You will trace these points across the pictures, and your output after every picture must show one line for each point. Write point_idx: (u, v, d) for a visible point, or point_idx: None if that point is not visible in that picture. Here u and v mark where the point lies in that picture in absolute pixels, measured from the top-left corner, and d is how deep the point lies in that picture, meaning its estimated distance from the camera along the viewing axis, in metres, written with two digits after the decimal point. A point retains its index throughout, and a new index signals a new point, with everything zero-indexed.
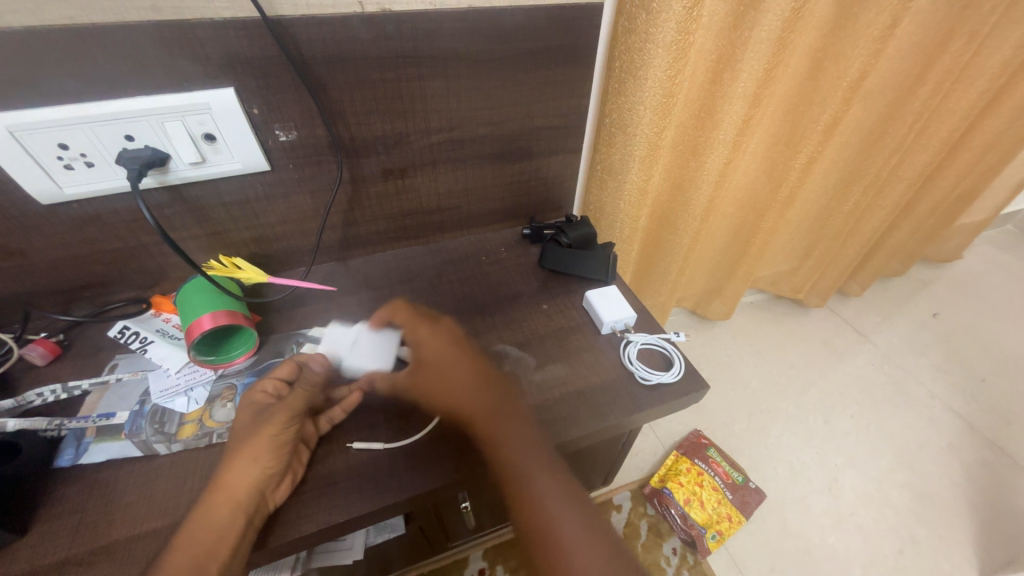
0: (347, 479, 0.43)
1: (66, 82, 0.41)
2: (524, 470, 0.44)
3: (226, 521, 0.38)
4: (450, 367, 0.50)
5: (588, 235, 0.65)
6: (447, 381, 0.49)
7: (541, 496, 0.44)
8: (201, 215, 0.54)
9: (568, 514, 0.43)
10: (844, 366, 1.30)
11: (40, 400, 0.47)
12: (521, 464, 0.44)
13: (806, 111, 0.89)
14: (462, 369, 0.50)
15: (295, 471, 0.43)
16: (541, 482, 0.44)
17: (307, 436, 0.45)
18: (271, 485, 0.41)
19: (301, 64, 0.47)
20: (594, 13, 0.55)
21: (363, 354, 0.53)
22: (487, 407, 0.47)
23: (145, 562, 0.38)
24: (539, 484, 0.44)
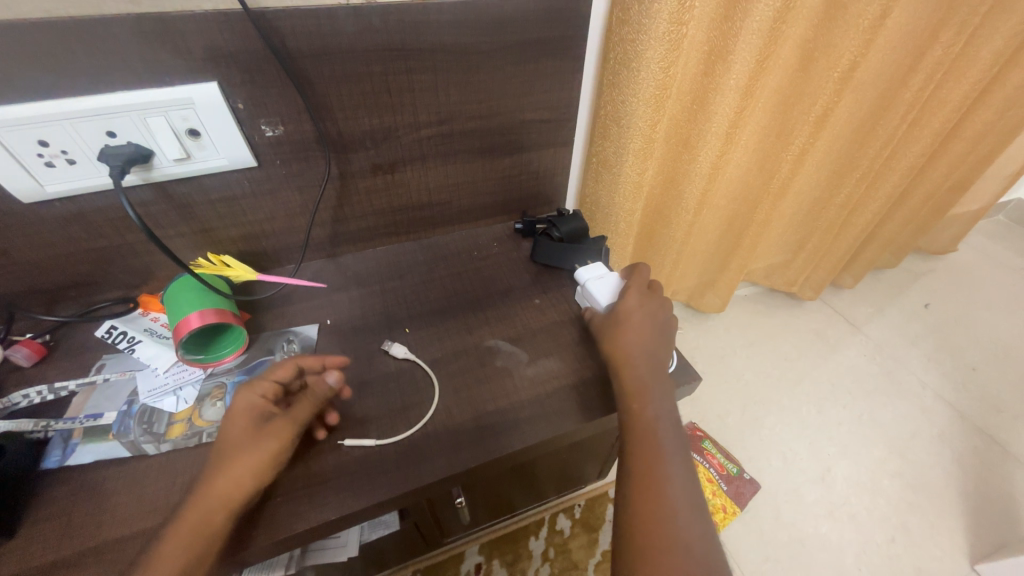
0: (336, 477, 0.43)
1: (43, 77, 0.40)
2: (655, 425, 0.45)
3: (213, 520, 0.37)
4: (626, 331, 0.51)
5: (578, 230, 0.65)
6: (617, 338, 0.51)
7: (664, 455, 0.44)
8: (187, 213, 0.54)
9: (683, 477, 0.43)
10: (837, 357, 1.31)
11: (26, 401, 0.47)
12: (655, 419, 0.45)
13: (798, 103, 0.89)
14: (635, 336, 0.51)
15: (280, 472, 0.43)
16: (666, 440, 0.44)
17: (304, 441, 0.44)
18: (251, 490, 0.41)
19: (286, 57, 0.46)
20: (583, 4, 0.55)
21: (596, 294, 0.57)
22: (642, 366, 0.49)
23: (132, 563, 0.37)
24: (665, 440, 0.44)
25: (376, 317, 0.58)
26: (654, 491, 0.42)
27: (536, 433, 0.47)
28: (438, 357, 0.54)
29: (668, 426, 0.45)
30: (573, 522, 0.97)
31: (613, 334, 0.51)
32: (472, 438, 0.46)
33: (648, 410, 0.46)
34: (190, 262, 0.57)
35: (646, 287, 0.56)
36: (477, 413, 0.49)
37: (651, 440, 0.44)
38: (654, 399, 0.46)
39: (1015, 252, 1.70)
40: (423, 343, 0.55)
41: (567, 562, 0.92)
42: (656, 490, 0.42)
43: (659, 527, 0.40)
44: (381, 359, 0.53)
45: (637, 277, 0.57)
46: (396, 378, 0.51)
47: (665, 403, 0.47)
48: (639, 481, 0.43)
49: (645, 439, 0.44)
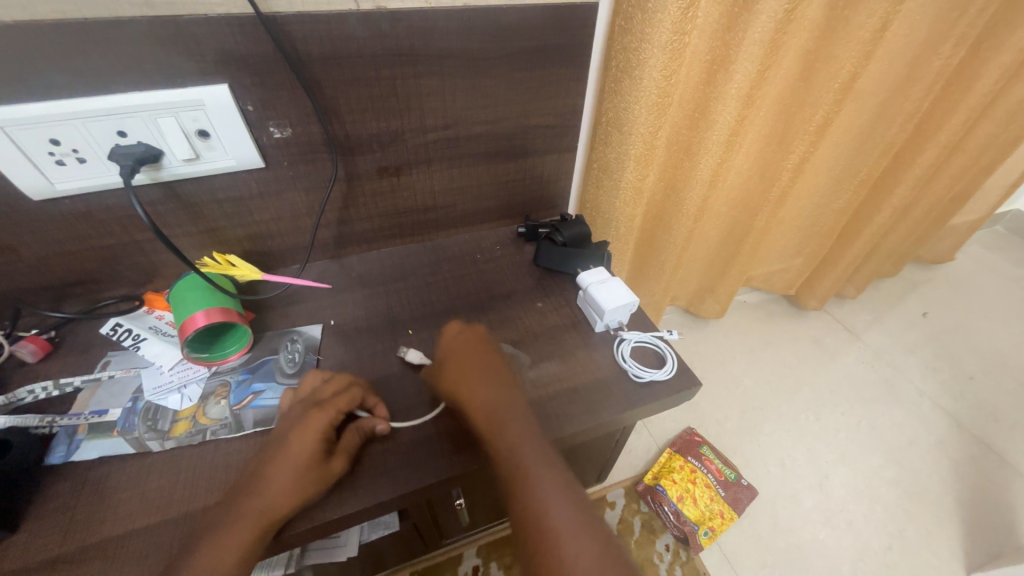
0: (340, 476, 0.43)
1: (57, 76, 0.41)
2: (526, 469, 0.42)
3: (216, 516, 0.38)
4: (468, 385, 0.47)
5: (582, 234, 0.65)
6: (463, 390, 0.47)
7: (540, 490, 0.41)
8: (195, 213, 0.54)
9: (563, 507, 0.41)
10: (835, 365, 1.32)
11: (31, 397, 0.47)
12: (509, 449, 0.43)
13: (799, 112, 0.90)
14: (480, 388, 0.47)
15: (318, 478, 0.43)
16: (541, 481, 0.42)
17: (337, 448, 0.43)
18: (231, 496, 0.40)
19: (296, 61, 0.47)
20: (590, 12, 0.55)
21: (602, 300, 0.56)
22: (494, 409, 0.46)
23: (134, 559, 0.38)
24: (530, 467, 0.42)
25: (380, 319, 0.59)
26: (541, 534, 0.39)
27: None
28: None
29: (539, 462, 0.43)
30: None
31: (466, 386, 0.47)
32: (474, 438, 0.47)
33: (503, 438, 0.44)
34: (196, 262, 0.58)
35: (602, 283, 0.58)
36: None
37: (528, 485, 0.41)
38: (523, 442, 0.43)
39: (1013, 262, 1.71)
40: (426, 345, 0.56)
41: None
42: (545, 533, 0.39)
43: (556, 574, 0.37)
44: (384, 359, 0.54)
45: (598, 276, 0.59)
46: (399, 379, 0.52)
47: (533, 441, 0.44)
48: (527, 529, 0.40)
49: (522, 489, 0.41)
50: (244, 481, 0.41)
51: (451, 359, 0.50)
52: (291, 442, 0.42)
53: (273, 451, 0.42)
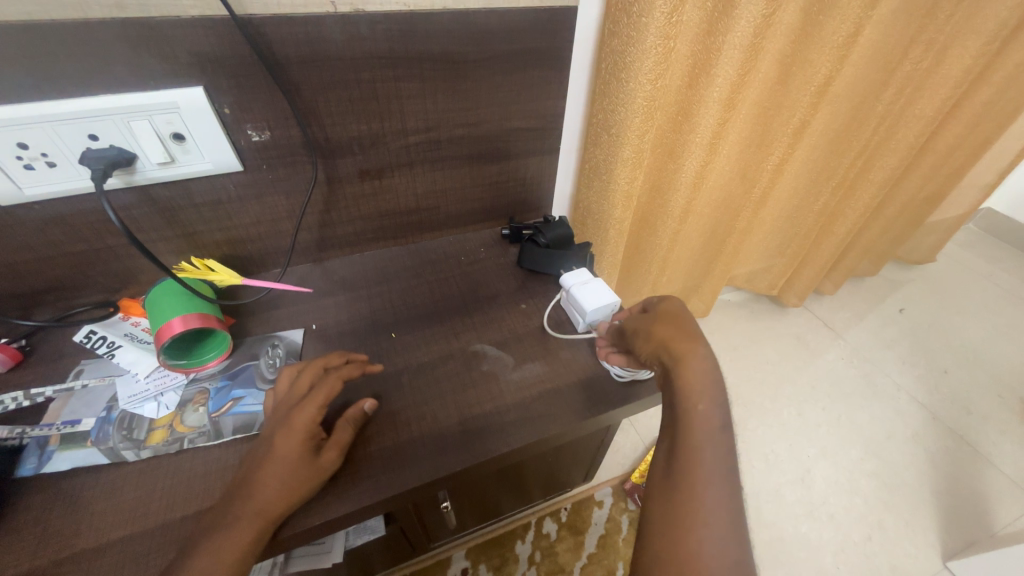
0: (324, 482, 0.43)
1: (24, 79, 0.40)
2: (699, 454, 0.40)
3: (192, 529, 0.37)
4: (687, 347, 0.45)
5: (564, 235, 0.66)
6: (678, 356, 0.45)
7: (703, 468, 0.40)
8: (171, 217, 0.53)
9: (722, 499, 0.39)
10: (816, 361, 1.35)
11: (0, 408, 0.46)
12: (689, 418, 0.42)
13: (777, 114, 0.92)
14: (694, 357, 0.45)
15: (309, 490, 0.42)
16: (711, 469, 0.39)
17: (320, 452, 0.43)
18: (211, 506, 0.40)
19: (274, 63, 0.47)
20: (571, 16, 0.56)
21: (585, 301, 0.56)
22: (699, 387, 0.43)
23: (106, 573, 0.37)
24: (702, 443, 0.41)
25: (362, 322, 0.58)
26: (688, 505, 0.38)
27: (520, 437, 0.47)
28: (424, 362, 0.54)
29: (707, 442, 0.41)
30: (560, 525, 0.98)
31: (676, 350, 0.46)
32: (457, 441, 0.47)
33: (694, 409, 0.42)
34: (173, 267, 0.57)
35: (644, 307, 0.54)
36: (462, 416, 0.49)
37: (697, 468, 0.39)
38: (710, 426, 0.41)
39: (983, 259, 1.77)
40: (409, 348, 0.56)
41: (553, 565, 0.93)
42: (689, 504, 0.38)
43: (689, 555, 0.37)
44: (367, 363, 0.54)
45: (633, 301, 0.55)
46: (383, 383, 0.52)
47: (712, 415, 0.42)
48: (679, 496, 0.39)
49: (692, 465, 0.40)
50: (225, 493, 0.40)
51: (663, 323, 0.48)
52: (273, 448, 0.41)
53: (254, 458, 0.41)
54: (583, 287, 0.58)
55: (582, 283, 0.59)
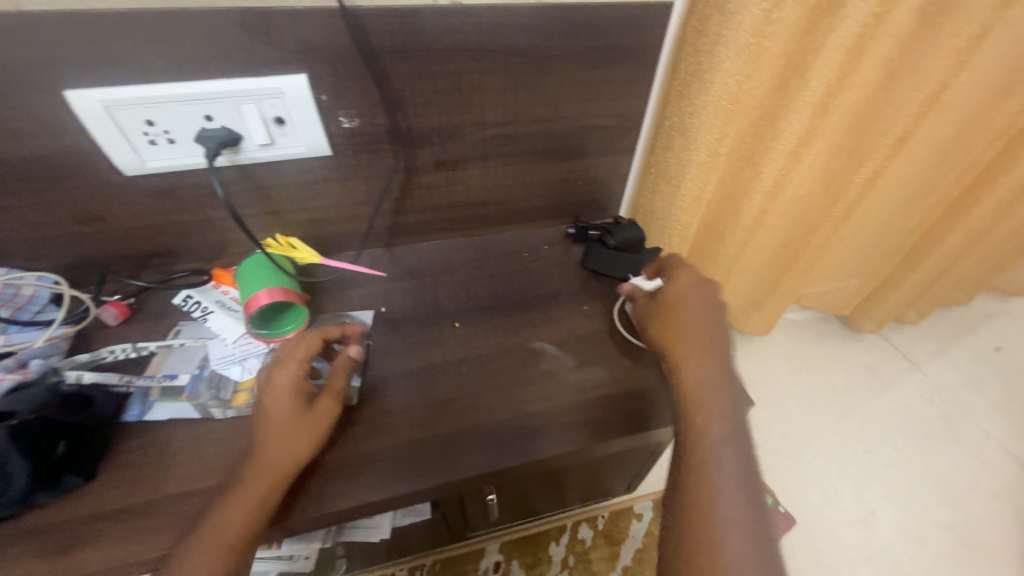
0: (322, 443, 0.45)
1: (158, 62, 0.44)
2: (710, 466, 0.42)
3: (269, 489, 0.40)
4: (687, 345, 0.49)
5: (635, 239, 0.65)
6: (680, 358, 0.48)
7: (715, 470, 0.42)
8: (263, 195, 0.57)
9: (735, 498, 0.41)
10: (889, 395, 1.24)
11: (112, 357, 0.51)
12: (700, 425, 0.44)
13: (874, 124, 0.84)
14: (695, 359, 0.48)
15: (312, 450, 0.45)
16: (723, 470, 0.42)
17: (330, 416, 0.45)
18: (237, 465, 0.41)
19: (369, 53, 0.48)
20: (664, 12, 0.54)
21: (654, 309, 0.54)
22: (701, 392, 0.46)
23: (192, 519, 0.40)
24: (719, 449, 0.43)
25: (427, 309, 0.60)
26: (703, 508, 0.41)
27: (577, 440, 0.47)
28: (485, 354, 0.55)
29: (719, 446, 0.43)
30: (596, 533, 0.96)
31: (676, 358, 0.49)
32: (512, 436, 0.47)
33: (701, 417, 0.45)
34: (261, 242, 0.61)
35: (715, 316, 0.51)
36: (520, 412, 0.49)
37: (708, 470, 0.42)
38: (715, 431, 0.44)
39: None
40: (471, 338, 0.56)
41: (586, 572, 0.92)
42: (706, 505, 0.41)
43: (711, 554, 0.39)
44: (429, 350, 0.55)
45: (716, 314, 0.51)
46: (444, 370, 0.53)
47: (722, 417, 0.45)
48: (694, 497, 0.42)
49: (703, 467, 0.42)
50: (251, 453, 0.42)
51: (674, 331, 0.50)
52: (281, 408, 0.43)
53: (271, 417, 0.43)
54: (652, 293, 0.56)
55: (652, 288, 0.56)
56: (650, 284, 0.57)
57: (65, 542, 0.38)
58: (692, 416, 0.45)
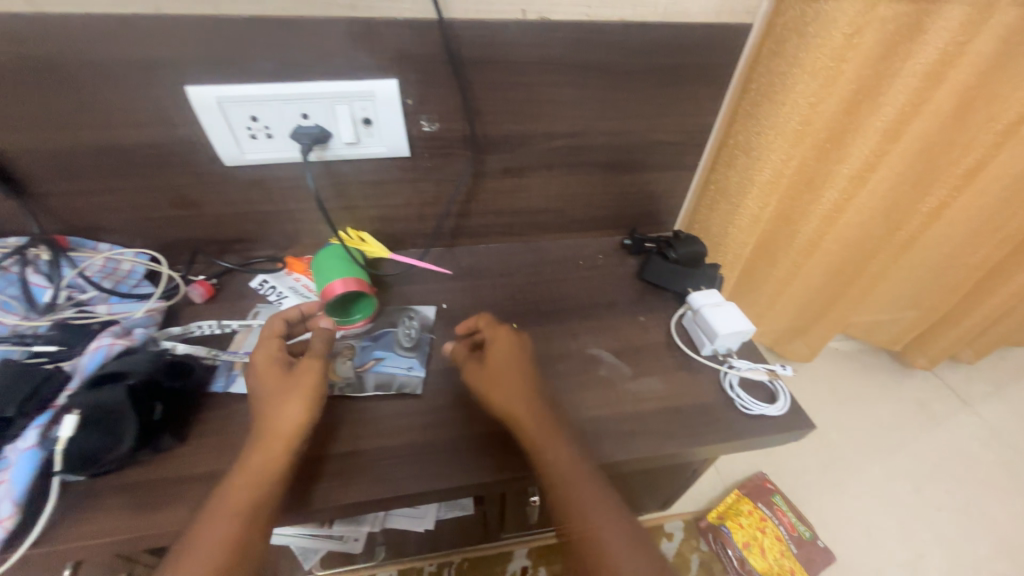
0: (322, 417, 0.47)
1: (268, 63, 0.48)
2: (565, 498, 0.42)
3: None
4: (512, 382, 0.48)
5: (697, 253, 0.63)
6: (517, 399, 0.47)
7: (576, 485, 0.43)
8: (342, 190, 0.60)
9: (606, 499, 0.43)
10: (940, 435, 1.18)
11: (199, 331, 0.55)
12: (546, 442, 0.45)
13: (945, 152, 0.82)
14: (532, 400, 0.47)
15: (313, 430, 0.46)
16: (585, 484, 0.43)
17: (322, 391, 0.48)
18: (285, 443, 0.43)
19: (458, 62, 0.51)
20: (743, 33, 0.55)
21: (716, 323, 0.55)
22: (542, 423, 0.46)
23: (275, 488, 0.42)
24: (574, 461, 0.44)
25: (487, 309, 0.62)
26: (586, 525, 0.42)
27: (636, 447, 0.47)
28: (543, 356, 0.56)
29: (569, 458, 0.44)
30: None
31: (495, 384, 0.48)
32: (572, 439, 0.48)
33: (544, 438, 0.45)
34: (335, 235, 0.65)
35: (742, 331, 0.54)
36: (579, 416, 0.50)
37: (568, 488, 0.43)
38: (563, 446, 0.44)
39: None
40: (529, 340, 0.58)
41: None
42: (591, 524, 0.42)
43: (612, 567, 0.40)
44: None
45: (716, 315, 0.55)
46: None
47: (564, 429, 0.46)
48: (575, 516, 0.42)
49: (565, 488, 0.43)
50: (275, 427, 0.43)
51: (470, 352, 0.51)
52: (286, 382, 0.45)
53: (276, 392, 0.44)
54: (714, 308, 0.56)
55: (713, 303, 0.57)
56: (712, 300, 0.57)
57: (158, 498, 0.40)
58: (541, 438, 0.45)
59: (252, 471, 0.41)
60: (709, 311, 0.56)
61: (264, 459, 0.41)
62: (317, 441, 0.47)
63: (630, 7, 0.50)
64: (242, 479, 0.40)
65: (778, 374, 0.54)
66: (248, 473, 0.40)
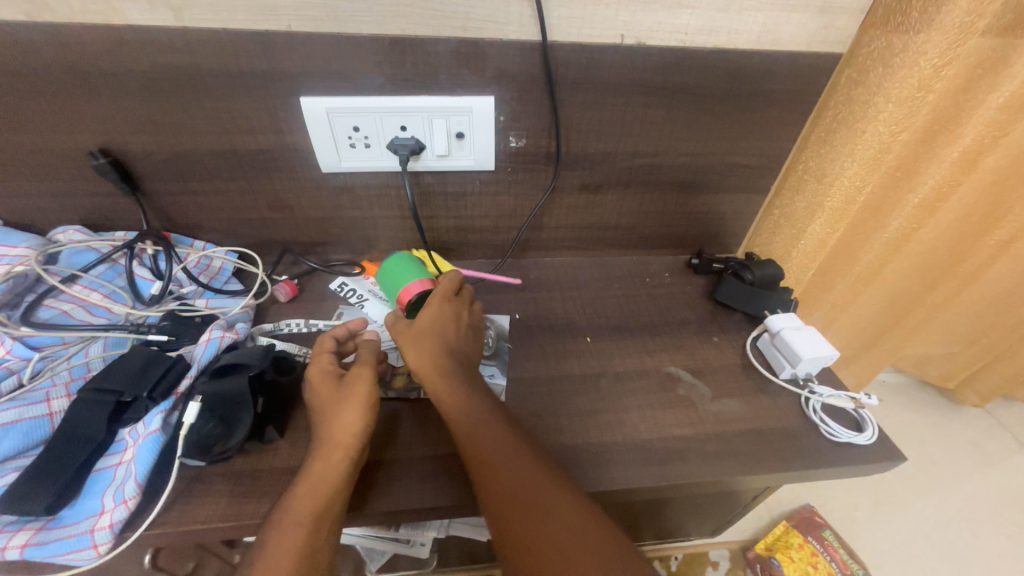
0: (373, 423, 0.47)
1: (378, 78, 0.51)
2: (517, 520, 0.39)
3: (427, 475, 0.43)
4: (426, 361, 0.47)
5: (773, 275, 0.63)
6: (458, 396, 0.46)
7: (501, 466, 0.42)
8: (425, 200, 0.63)
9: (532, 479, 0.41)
10: (999, 478, 1.13)
11: (289, 329, 0.57)
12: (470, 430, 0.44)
13: (1018, 185, 0.80)
14: (446, 385, 0.46)
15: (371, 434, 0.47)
16: (511, 465, 0.42)
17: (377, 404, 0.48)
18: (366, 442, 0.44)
19: (554, 83, 0.53)
20: (831, 62, 0.56)
21: (799, 346, 0.54)
22: (461, 417, 0.44)
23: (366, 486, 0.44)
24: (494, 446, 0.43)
25: (559, 321, 0.62)
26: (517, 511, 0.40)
27: (721, 469, 0.47)
28: (619, 371, 0.56)
29: (489, 441, 0.43)
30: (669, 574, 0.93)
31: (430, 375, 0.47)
32: (655, 456, 0.48)
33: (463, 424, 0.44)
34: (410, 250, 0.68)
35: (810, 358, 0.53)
36: (661, 433, 0.50)
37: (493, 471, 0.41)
38: (489, 434, 0.43)
39: None
40: (604, 354, 0.58)
41: None
42: (523, 509, 0.40)
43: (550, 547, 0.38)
44: (566, 360, 0.57)
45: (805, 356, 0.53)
46: (581, 381, 0.55)
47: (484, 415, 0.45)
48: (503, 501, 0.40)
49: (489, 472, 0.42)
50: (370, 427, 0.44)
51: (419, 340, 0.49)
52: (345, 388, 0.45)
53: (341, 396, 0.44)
54: (796, 332, 0.56)
55: (795, 327, 0.57)
56: (794, 324, 0.57)
57: (262, 488, 0.42)
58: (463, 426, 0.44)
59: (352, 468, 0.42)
60: (792, 334, 0.55)
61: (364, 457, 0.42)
62: (403, 442, 0.48)
63: (725, 34, 0.52)
64: (342, 475, 0.41)
65: (863, 402, 0.53)
66: (348, 469, 0.42)
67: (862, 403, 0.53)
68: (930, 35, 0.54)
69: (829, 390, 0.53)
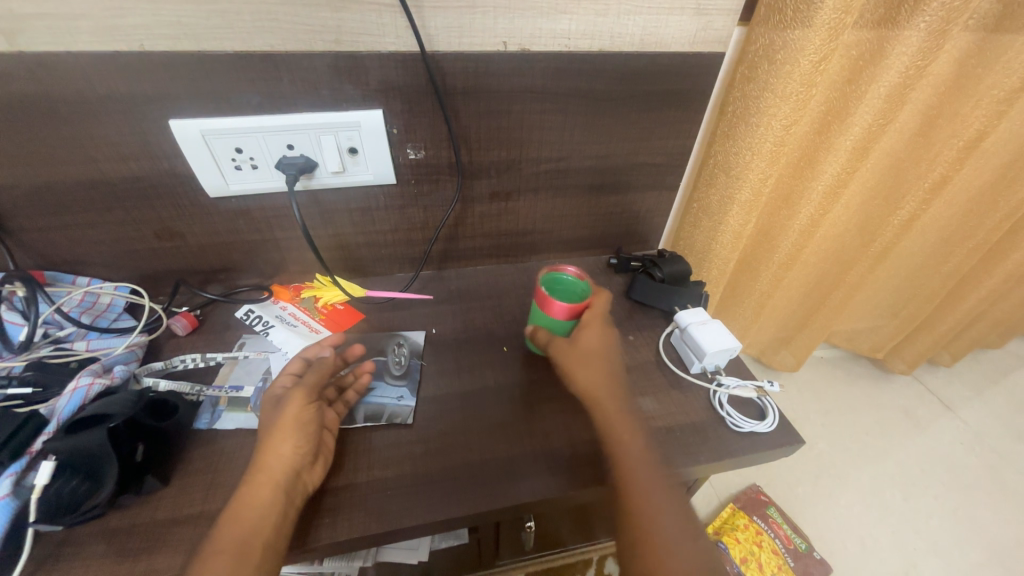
0: (326, 446, 0.45)
1: (253, 97, 0.48)
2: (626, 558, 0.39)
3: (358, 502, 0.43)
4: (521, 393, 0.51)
5: (681, 271, 0.66)
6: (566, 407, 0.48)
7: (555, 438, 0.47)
8: (329, 218, 0.60)
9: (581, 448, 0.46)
10: (927, 441, 1.20)
11: (182, 366, 0.53)
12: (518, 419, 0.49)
13: (912, 167, 0.85)
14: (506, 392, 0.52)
15: (326, 455, 0.45)
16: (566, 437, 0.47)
17: (329, 425, 0.47)
18: (306, 466, 0.42)
19: (443, 93, 0.52)
20: (717, 61, 0.57)
21: (704, 341, 0.56)
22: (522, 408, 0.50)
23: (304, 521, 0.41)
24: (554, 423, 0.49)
25: (477, 332, 0.61)
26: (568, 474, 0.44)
27: None
28: (535, 379, 0.56)
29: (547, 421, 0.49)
30: None
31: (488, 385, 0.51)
32: (567, 464, 0.47)
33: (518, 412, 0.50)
34: (317, 278, 0.66)
35: (715, 351, 0.54)
36: (573, 439, 0.49)
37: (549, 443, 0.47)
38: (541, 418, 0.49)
39: None
40: (520, 363, 0.58)
41: None
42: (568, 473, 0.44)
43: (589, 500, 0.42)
44: (482, 372, 0.56)
45: (708, 348, 0.54)
46: (496, 393, 0.54)
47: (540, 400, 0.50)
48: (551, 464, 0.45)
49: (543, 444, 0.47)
50: (257, 464, 0.41)
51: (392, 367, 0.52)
52: (280, 413, 0.44)
53: (278, 420, 0.44)
54: (703, 327, 0.57)
55: (702, 322, 0.58)
56: (704, 319, 0.58)
57: (137, 545, 0.38)
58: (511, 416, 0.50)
59: (286, 504, 0.40)
60: (697, 329, 0.57)
61: (260, 500, 0.39)
62: None
63: (607, 38, 0.53)
64: (225, 520, 0.39)
65: (767, 390, 0.55)
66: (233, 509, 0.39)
67: (766, 389, 0.55)
68: (804, 32, 0.56)
69: (734, 379, 0.55)
